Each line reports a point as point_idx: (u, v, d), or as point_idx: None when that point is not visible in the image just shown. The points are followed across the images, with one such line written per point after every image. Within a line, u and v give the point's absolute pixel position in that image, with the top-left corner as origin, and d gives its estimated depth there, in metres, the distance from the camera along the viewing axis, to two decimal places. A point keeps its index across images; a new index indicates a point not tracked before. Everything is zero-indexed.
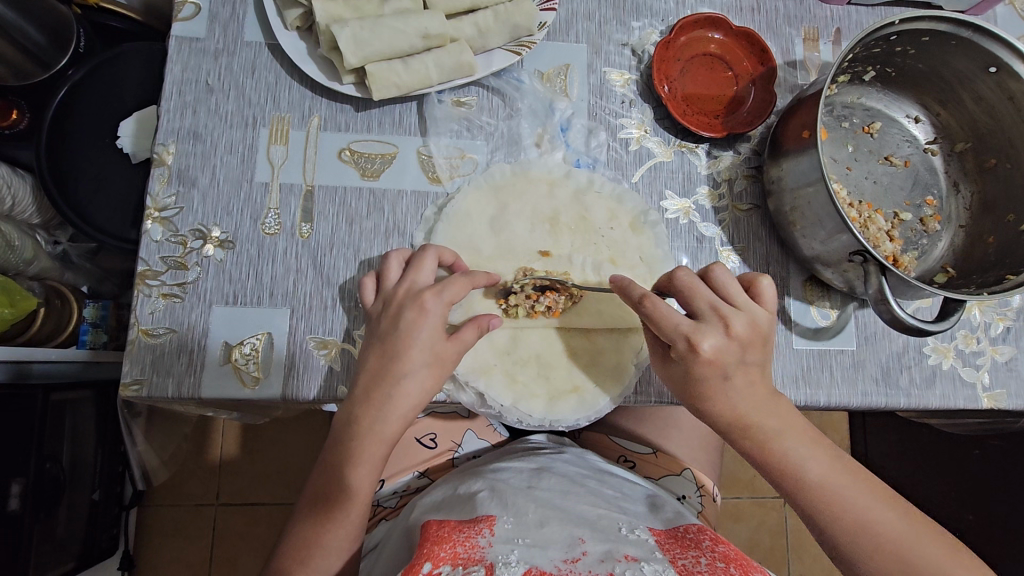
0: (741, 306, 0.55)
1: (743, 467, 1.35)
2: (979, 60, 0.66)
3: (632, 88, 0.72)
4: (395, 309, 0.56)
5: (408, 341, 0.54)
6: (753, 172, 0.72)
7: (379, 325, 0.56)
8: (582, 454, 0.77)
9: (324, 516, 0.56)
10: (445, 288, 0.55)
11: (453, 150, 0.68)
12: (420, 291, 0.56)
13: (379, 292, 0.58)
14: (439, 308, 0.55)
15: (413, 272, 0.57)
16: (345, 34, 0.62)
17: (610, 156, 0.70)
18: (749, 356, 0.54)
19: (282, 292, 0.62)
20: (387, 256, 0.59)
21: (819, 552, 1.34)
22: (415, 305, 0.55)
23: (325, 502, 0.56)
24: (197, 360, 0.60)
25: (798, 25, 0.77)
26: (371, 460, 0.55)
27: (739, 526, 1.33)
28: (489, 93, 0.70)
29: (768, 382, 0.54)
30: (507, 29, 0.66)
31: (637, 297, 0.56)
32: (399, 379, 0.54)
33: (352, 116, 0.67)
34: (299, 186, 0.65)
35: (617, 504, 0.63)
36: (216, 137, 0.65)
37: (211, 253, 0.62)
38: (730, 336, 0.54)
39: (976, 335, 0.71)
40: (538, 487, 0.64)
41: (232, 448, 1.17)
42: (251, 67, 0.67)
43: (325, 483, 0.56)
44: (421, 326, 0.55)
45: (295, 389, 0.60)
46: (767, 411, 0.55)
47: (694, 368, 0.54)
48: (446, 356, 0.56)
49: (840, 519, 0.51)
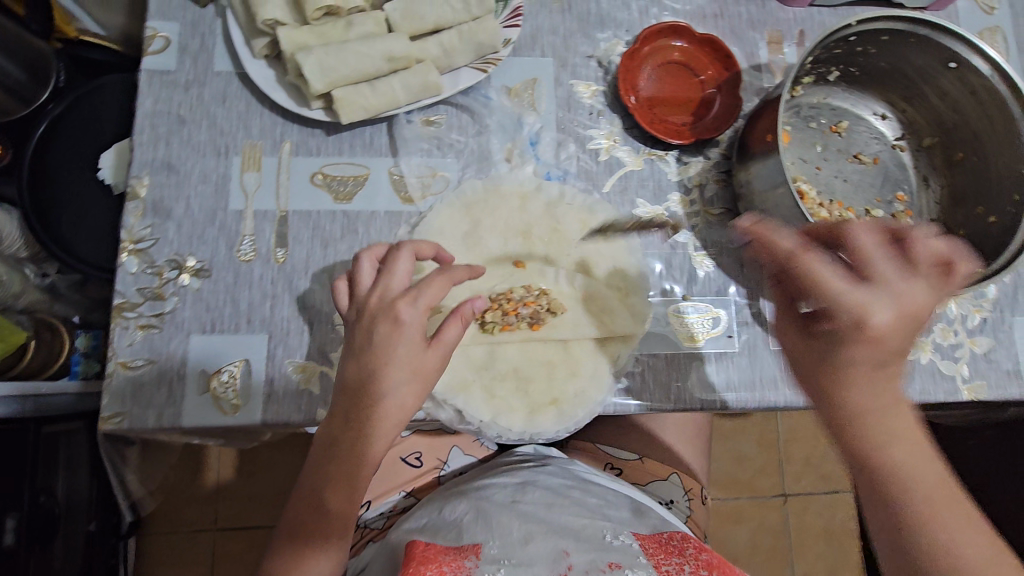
0: (926, 281, 0.47)
1: (741, 467, 1.36)
2: (939, 56, 0.66)
3: (600, 99, 0.73)
4: (369, 319, 0.55)
5: (385, 355, 0.54)
6: (724, 177, 0.73)
7: (356, 331, 0.55)
8: (566, 465, 0.78)
9: (304, 532, 0.56)
10: (420, 295, 0.55)
11: (424, 169, 0.68)
12: (393, 300, 0.55)
13: (353, 298, 0.57)
14: (422, 306, 0.55)
15: (388, 275, 0.56)
16: (310, 61, 0.61)
17: (580, 167, 0.71)
18: (904, 344, 0.48)
19: (259, 318, 0.63)
20: (359, 257, 0.58)
21: (822, 549, 1.34)
22: (390, 317, 0.54)
23: (304, 520, 0.56)
24: (176, 391, 0.60)
25: (762, 29, 0.78)
26: (350, 483, 0.55)
27: (739, 528, 1.33)
28: (458, 111, 0.70)
29: (867, 372, 0.48)
30: (472, 48, 0.67)
31: (785, 252, 0.49)
32: (379, 397, 0.54)
33: (323, 140, 0.68)
34: (272, 212, 0.66)
35: (601, 512, 0.65)
36: (189, 167, 0.66)
37: (187, 282, 0.63)
38: (903, 313, 0.46)
39: (953, 328, 0.71)
40: (521, 502, 0.64)
41: (227, 472, 1.18)
42: (223, 96, 0.68)
43: (307, 503, 0.57)
44: (397, 338, 0.54)
45: (274, 414, 0.61)
46: (871, 410, 0.48)
47: (847, 346, 0.48)
48: (427, 368, 0.55)
49: (947, 560, 0.44)
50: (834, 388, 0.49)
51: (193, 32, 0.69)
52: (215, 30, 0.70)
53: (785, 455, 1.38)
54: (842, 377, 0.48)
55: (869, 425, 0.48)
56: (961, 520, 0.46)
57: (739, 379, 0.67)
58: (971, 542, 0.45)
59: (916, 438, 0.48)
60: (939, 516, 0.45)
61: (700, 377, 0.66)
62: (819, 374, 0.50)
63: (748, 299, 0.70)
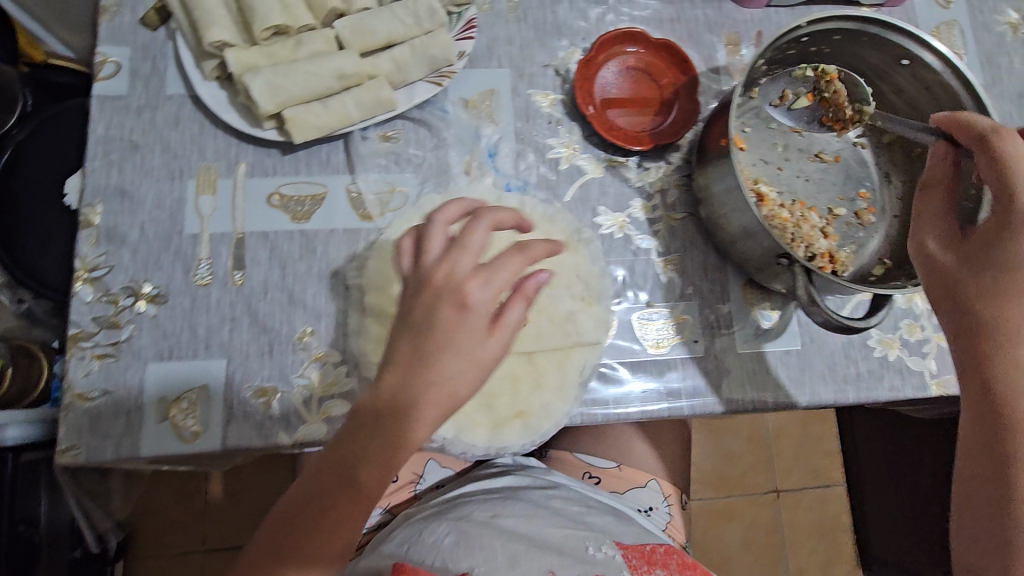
0: None
1: (732, 465, 1.36)
2: (891, 53, 0.67)
3: (559, 108, 0.73)
4: (431, 296, 0.45)
5: (444, 340, 0.44)
6: (685, 181, 0.73)
7: (408, 308, 0.45)
8: (546, 473, 0.82)
9: (326, 512, 0.44)
10: (500, 269, 0.46)
11: (382, 185, 0.68)
12: (462, 279, 0.45)
13: (417, 264, 0.47)
14: (499, 281, 0.46)
15: (464, 246, 0.46)
16: (258, 81, 0.60)
17: (540, 177, 0.71)
18: None
19: (218, 343, 0.62)
20: (431, 218, 0.49)
21: (815, 544, 1.36)
22: (455, 299, 0.45)
23: (315, 497, 0.45)
24: (134, 420, 0.60)
25: (718, 31, 0.78)
26: (384, 460, 0.44)
27: (731, 525, 1.33)
28: (416, 125, 0.70)
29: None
30: (426, 62, 0.66)
31: (977, 136, 0.55)
32: (439, 367, 0.43)
33: (278, 160, 0.67)
34: (229, 234, 0.65)
35: (583, 520, 0.71)
36: (142, 192, 0.65)
37: (143, 309, 0.62)
38: None
39: (919, 323, 0.72)
40: (501, 516, 0.69)
41: (213, 492, 1.17)
42: (176, 119, 0.67)
43: (325, 477, 0.45)
44: (460, 327, 0.45)
45: (235, 439, 0.60)
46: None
47: (1011, 248, 0.53)
48: (486, 357, 0.45)
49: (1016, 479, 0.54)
50: (997, 296, 0.54)
51: (144, 55, 0.69)
52: (167, 52, 0.69)
53: (774, 451, 1.38)
54: (985, 289, 0.54)
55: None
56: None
57: (704, 386, 0.67)
58: None
59: None
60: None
61: (665, 388, 0.67)
62: (970, 278, 0.55)
63: (711, 304, 0.70)
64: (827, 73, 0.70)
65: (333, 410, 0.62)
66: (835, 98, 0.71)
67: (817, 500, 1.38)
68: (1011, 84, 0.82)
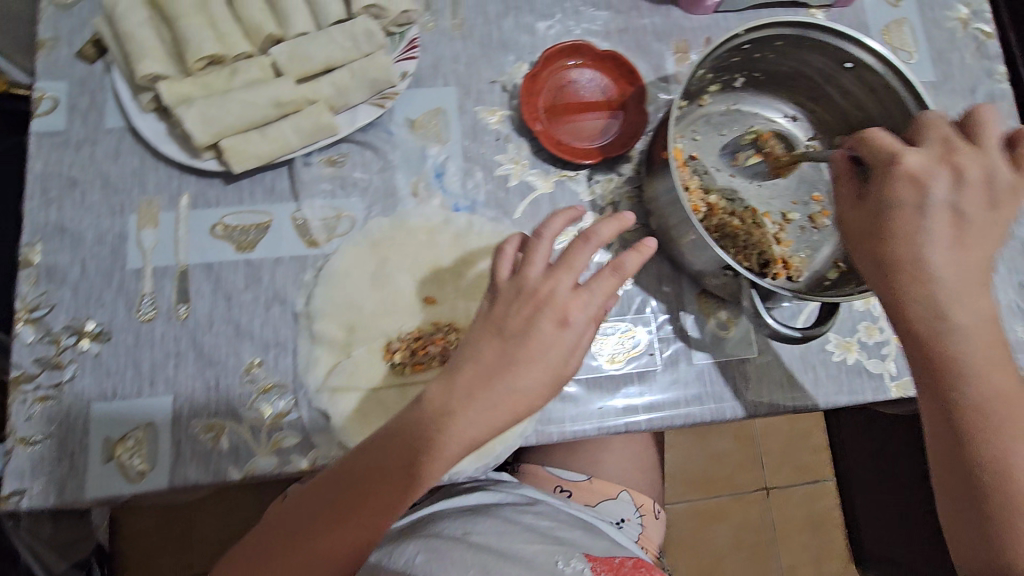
0: (983, 150, 0.52)
1: (720, 464, 1.34)
2: (835, 57, 0.66)
3: (507, 124, 0.72)
4: (532, 308, 0.54)
5: (535, 352, 0.53)
6: (636, 193, 0.72)
7: (511, 315, 0.54)
8: (517, 487, 0.81)
9: (386, 492, 0.53)
10: (594, 292, 0.54)
11: (328, 210, 0.67)
12: (563, 299, 0.54)
13: (514, 275, 0.56)
14: (593, 303, 0.54)
15: (566, 265, 0.55)
16: (192, 114, 0.60)
17: (489, 195, 0.70)
18: (990, 204, 0.51)
19: (163, 379, 0.61)
20: (538, 230, 0.56)
21: (807, 540, 1.34)
22: (555, 316, 0.53)
23: (376, 481, 0.53)
24: (78, 463, 0.58)
25: (667, 40, 0.77)
26: (446, 456, 0.52)
27: (719, 526, 1.32)
28: (361, 148, 0.69)
29: (940, 246, 0.50)
30: (366, 84, 0.65)
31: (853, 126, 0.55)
32: (516, 379, 0.52)
33: (221, 190, 0.66)
34: (172, 268, 0.64)
35: (553, 534, 0.70)
36: (83, 229, 0.64)
37: (86, 347, 0.61)
38: (958, 161, 0.51)
39: (878, 325, 0.73)
40: (473, 534, 0.68)
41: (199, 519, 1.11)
42: (116, 153, 0.67)
43: (386, 462, 0.53)
44: (552, 345, 0.53)
45: (182, 477, 0.59)
46: (947, 288, 0.50)
47: (886, 194, 0.51)
48: (565, 371, 0.55)
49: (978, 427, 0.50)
50: (904, 260, 0.50)
51: (83, 89, 0.68)
52: (105, 85, 0.68)
53: (762, 450, 1.36)
54: (888, 241, 0.51)
55: (944, 298, 0.50)
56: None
57: (662, 400, 0.68)
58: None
59: (968, 317, 0.50)
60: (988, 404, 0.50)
61: (622, 403, 0.68)
62: (876, 244, 0.52)
63: (668, 314, 0.71)
64: (756, 135, 0.75)
65: (284, 442, 0.61)
66: (774, 153, 0.73)
67: (807, 496, 1.36)
68: (963, 79, 0.82)
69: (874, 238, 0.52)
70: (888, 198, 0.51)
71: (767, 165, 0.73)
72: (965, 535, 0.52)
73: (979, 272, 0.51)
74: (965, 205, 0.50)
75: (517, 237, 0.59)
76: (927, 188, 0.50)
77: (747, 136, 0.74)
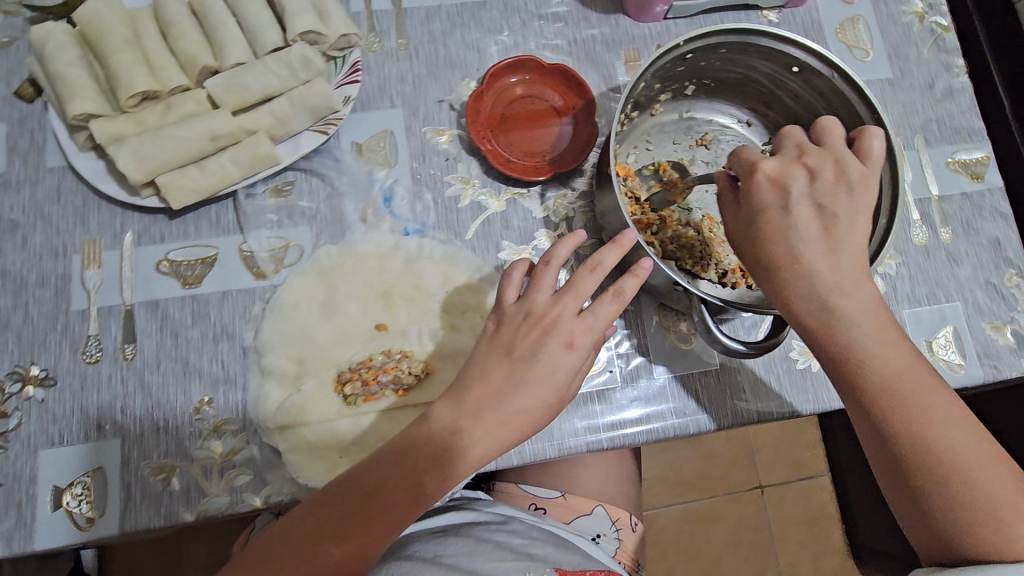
0: (830, 147, 0.56)
1: (714, 463, 1.23)
2: (781, 62, 0.65)
3: (456, 144, 0.71)
4: (539, 332, 0.56)
5: (544, 372, 0.55)
6: (590, 208, 0.71)
7: (519, 337, 0.56)
8: (492, 505, 0.77)
9: (391, 505, 0.52)
10: (602, 315, 0.56)
11: (275, 241, 0.66)
12: (567, 321, 0.56)
13: (520, 300, 0.58)
14: (598, 327, 0.56)
15: (571, 291, 0.57)
16: (123, 153, 0.61)
17: (439, 217, 0.69)
18: (847, 196, 0.54)
19: (111, 422, 0.60)
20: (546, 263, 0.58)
21: (804, 538, 1.22)
22: (562, 336, 0.55)
23: (375, 494, 0.52)
24: (25, 512, 0.58)
25: (617, 49, 0.76)
26: (454, 472, 0.53)
27: (715, 527, 1.21)
28: (307, 175, 0.68)
29: (812, 245, 0.53)
30: (306, 112, 0.65)
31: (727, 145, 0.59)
32: (518, 393, 0.54)
33: (165, 226, 0.66)
34: (117, 307, 0.63)
35: (525, 551, 0.65)
36: (25, 272, 0.63)
37: (31, 394, 0.60)
38: (806, 162, 0.55)
39: None
40: (444, 556, 0.63)
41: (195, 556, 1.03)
42: (57, 194, 0.66)
43: (391, 476, 0.52)
44: (559, 360, 0.55)
45: (132, 522, 0.58)
46: (828, 281, 0.52)
47: (754, 201, 0.55)
48: (566, 391, 0.56)
49: (897, 420, 0.52)
50: (780, 259, 0.53)
51: (20, 130, 0.67)
52: (43, 124, 0.67)
53: (756, 446, 1.25)
54: (765, 244, 0.54)
55: (827, 290, 0.52)
56: (929, 386, 0.52)
57: (624, 417, 0.68)
58: (942, 410, 0.52)
59: (858, 312, 0.52)
60: (903, 395, 0.52)
61: (583, 423, 0.67)
62: (753, 248, 0.55)
63: (628, 329, 0.70)
64: (656, 165, 0.73)
65: (237, 480, 0.60)
66: (675, 181, 0.72)
67: (803, 491, 1.24)
68: (920, 75, 0.81)
69: (752, 242, 0.55)
70: (753, 204, 0.55)
71: (666, 195, 0.70)
72: (905, 507, 0.54)
73: (857, 259, 0.53)
74: (825, 199, 0.54)
75: (522, 263, 0.60)
76: (786, 187, 0.54)
77: (646, 168, 0.73)
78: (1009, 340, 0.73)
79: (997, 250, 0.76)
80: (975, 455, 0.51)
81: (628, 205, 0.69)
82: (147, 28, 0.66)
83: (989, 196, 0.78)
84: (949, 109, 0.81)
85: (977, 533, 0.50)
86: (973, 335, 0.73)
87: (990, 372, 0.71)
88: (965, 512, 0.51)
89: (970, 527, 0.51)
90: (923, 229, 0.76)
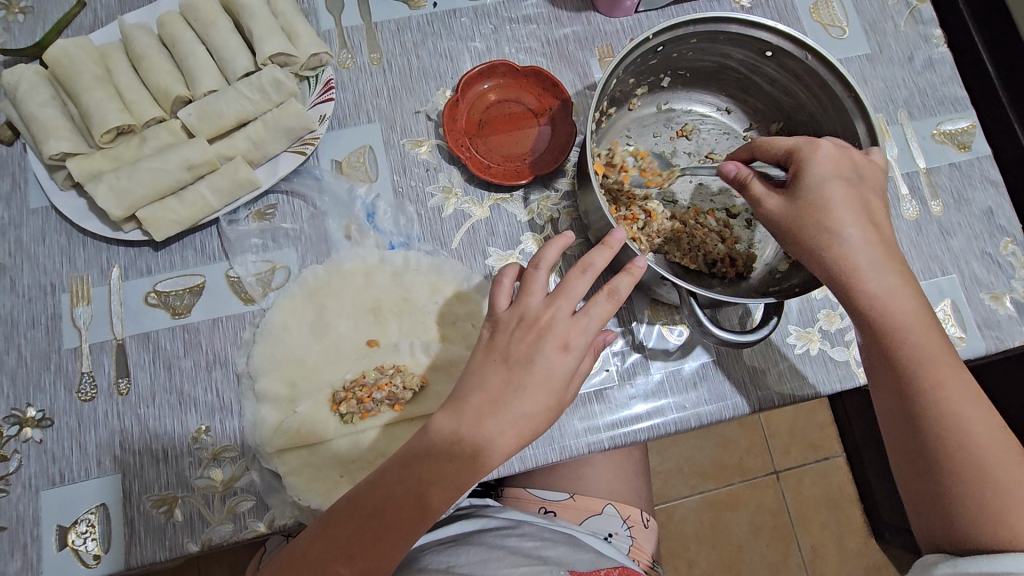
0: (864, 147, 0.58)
1: (728, 452, 1.22)
2: (756, 47, 0.65)
3: (436, 154, 0.71)
4: (533, 337, 0.53)
5: (541, 377, 0.52)
6: (574, 208, 0.71)
7: (514, 343, 0.53)
8: (500, 510, 0.75)
9: (393, 526, 0.51)
10: (597, 318, 0.53)
11: (261, 264, 0.66)
12: (563, 324, 0.53)
13: (512, 303, 0.56)
14: (592, 328, 0.54)
15: (563, 293, 0.54)
16: (102, 189, 0.62)
17: (424, 228, 0.69)
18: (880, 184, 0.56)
19: (109, 457, 0.61)
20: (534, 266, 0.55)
21: (826, 519, 1.21)
22: (557, 339, 0.53)
23: (381, 514, 0.51)
24: (31, 553, 0.58)
25: (590, 47, 0.76)
26: (456, 485, 0.51)
27: (736, 514, 1.20)
28: (289, 197, 0.69)
29: (856, 223, 0.54)
30: (282, 134, 0.66)
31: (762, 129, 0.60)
32: (518, 402, 0.51)
33: (151, 258, 0.66)
34: (108, 342, 0.63)
35: (538, 555, 0.63)
36: (16, 315, 0.64)
37: (29, 435, 0.60)
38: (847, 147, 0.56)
39: (838, 311, 0.71)
40: (455, 567, 0.62)
41: None
42: (41, 234, 0.66)
43: (397, 494, 0.51)
44: (557, 365, 0.52)
45: (137, 556, 0.58)
46: (867, 252, 0.53)
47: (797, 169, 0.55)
48: (564, 396, 0.54)
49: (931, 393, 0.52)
50: (824, 226, 0.53)
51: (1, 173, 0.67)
52: (24, 165, 0.67)
53: (769, 430, 1.24)
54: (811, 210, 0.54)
55: (865, 261, 0.53)
56: (961, 367, 0.53)
57: (623, 415, 0.67)
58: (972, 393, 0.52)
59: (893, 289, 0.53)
60: (938, 371, 0.52)
61: (583, 424, 0.66)
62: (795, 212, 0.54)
63: (621, 328, 0.70)
64: (636, 152, 0.72)
65: (239, 506, 0.60)
66: (653, 168, 0.71)
67: (822, 472, 1.23)
68: (899, 49, 0.80)
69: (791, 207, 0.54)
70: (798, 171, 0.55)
71: (641, 178, 0.71)
72: (919, 489, 0.53)
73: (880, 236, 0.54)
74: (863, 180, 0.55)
75: (513, 266, 0.58)
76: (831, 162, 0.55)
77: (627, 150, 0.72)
78: (1010, 310, 0.72)
79: (990, 219, 0.75)
80: (1001, 441, 0.51)
81: (611, 204, 0.68)
82: (118, 63, 0.67)
83: (978, 165, 0.77)
84: (931, 81, 0.80)
85: (989, 514, 0.50)
86: (973, 307, 0.72)
87: (992, 344, 0.70)
88: (987, 495, 0.50)
89: (989, 510, 0.49)
90: (913, 203, 0.75)
